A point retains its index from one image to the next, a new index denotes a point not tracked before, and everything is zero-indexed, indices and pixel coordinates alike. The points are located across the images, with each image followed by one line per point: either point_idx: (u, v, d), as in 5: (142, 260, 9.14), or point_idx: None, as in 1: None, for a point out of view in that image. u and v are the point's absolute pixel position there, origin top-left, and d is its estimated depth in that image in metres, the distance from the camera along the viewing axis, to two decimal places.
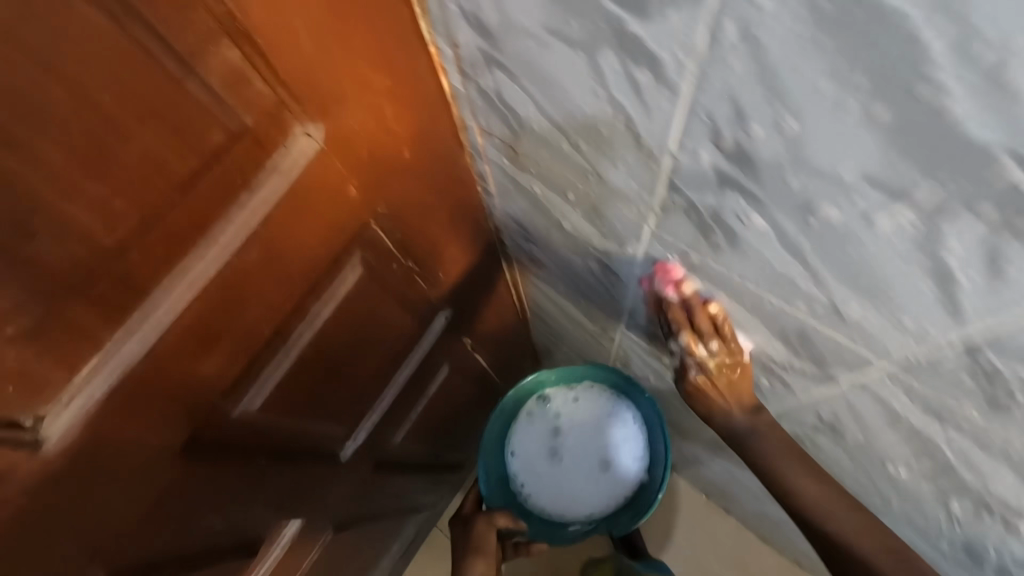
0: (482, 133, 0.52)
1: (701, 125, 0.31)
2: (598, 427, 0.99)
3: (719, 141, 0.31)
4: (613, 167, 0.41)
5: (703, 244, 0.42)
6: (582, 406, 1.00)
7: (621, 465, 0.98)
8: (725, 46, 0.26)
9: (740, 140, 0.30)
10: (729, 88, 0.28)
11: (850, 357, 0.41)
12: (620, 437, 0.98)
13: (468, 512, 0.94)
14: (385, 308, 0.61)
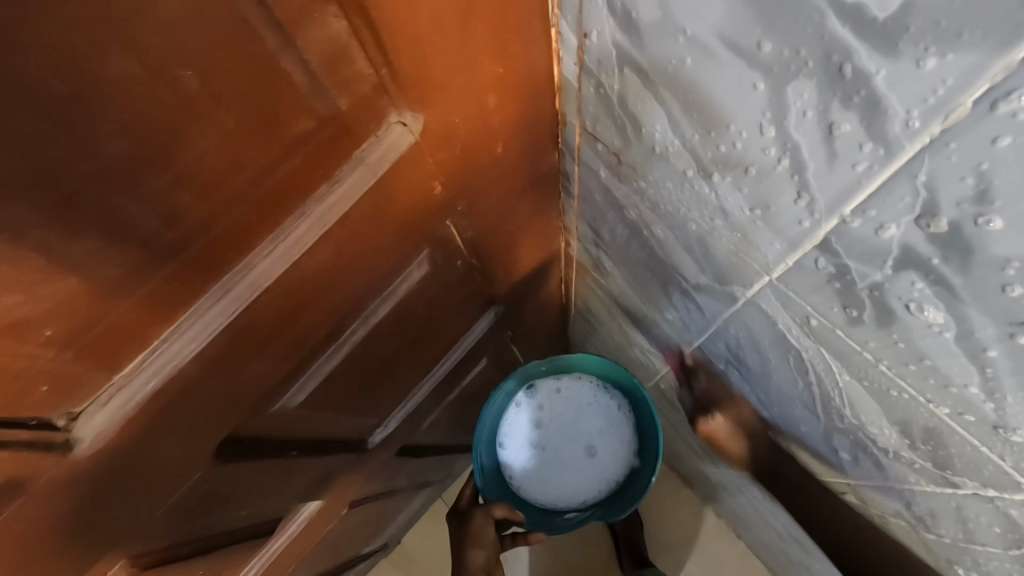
0: (583, 133, 0.45)
1: (910, 194, 0.25)
2: (584, 414, 0.92)
3: (928, 220, 0.25)
4: (748, 206, 0.35)
5: (834, 312, 0.36)
6: (566, 394, 0.93)
7: (611, 450, 0.92)
8: (1003, 117, 0.20)
9: (962, 225, 0.24)
10: (980, 164, 0.22)
11: (993, 470, 0.35)
12: (607, 421, 0.92)
13: (463, 507, 0.92)
14: (440, 304, 0.56)
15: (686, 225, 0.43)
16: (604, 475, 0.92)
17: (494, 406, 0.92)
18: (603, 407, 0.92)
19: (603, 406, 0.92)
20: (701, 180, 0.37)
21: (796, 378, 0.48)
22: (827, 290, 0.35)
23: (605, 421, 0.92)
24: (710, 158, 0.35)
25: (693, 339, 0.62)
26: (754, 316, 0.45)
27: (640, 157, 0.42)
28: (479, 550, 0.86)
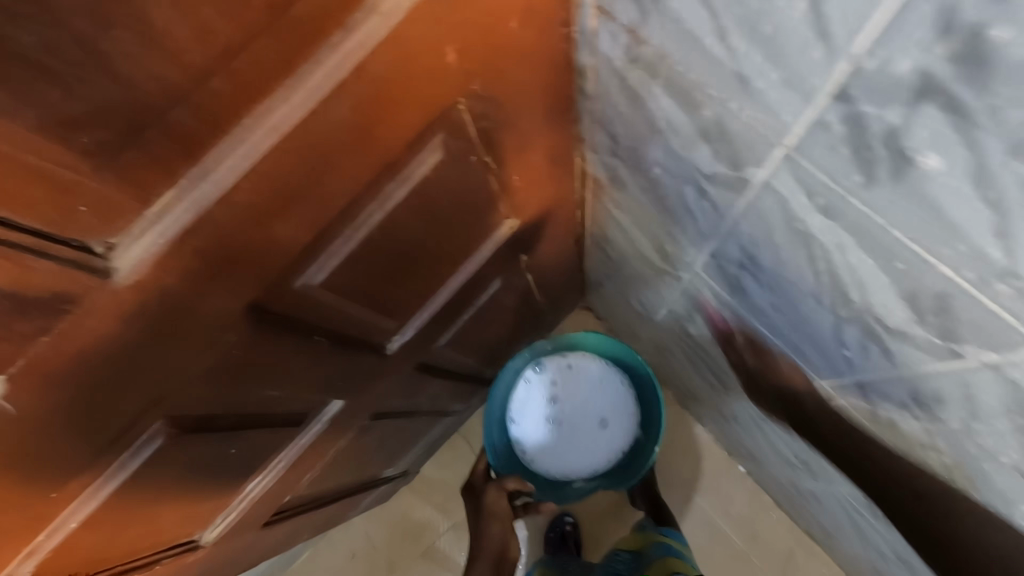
0: (599, 15, 0.44)
1: (927, 9, 0.24)
2: (596, 390, 1.08)
3: (944, 37, 0.24)
4: (763, 70, 0.35)
5: (853, 175, 0.35)
6: (577, 372, 1.09)
7: (619, 419, 1.09)
8: None
9: (978, 32, 0.23)
10: None
11: (995, 331, 0.35)
12: (616, 395, 1.09)
13: (479, 483, 1.12)
14: (459, 205, 0.57)
15: (705, 107, 0.43)
16: (614, 445, 1.10)
17: (505, 382, 1.12)
18: (611, 383, 1.09)
19: (611, 383, 1.09)
20: (719, 47, 0.36)
21: (805, 268, 0.47)
22: (844, 152, 0.34)
23: (615, 393, 1.09)
24: (729, 18, 0.34)
25: (707, 246, 0.61)
26: (767, 200, 0.45)
27: (658, 34, 0.41)
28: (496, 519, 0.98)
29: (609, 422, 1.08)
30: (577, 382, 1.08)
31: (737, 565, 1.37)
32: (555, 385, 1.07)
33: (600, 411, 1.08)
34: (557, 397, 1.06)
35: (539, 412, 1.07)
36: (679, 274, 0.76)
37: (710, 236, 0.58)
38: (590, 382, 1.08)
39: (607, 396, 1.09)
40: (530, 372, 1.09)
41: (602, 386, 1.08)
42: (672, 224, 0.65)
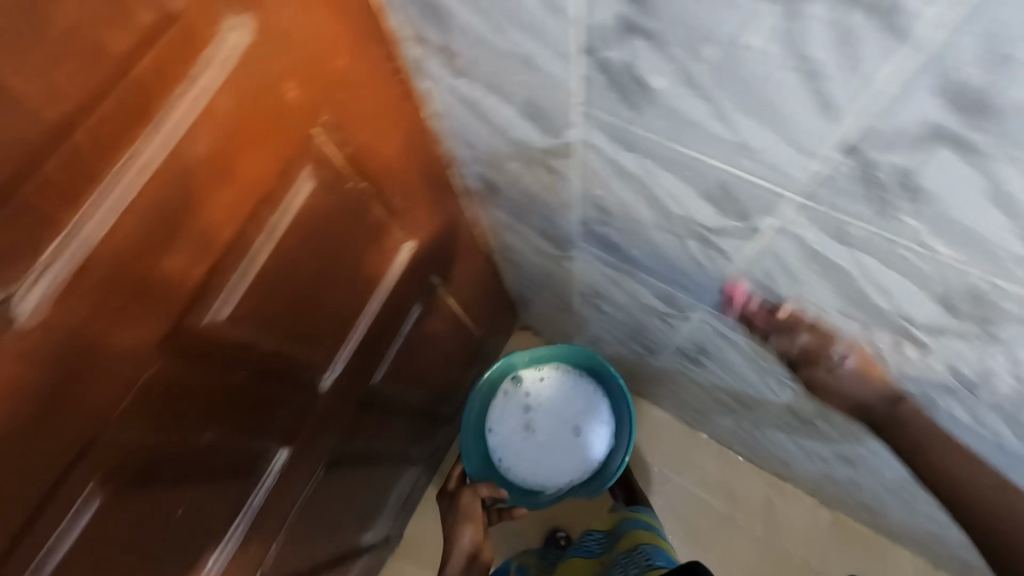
0: (416, 43, 0.53)
1: None
2: (568, 399, 1.17)
3: None
4: (536, 49, 0.44)
5: (625, 109, 0.44)
6: (550, 383, 1.18)
7: (592, 428, 1.15)
8: None
9: None
10: None
11: (765, 199, 0.44)
12: (588, 405, 1.16)
13: (451, 489, 1.09)
14: (349, 230, 0.64)
15: (517, 93, 0.52)
16: (587, 455, 1.15)
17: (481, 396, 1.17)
18: (583, 393, 1.17)
19: (583, 393, 1.17)
20: (501, 43, 0.46)
21: (640, 203, 0.57)
22: (610, 94, 0.44)
23: (587, 403, 1.16)
24: (497, 16, 0.43)
25: (574, 215, 0.70)
26: (591, 154, 0.54)
27: (461, 46, 0.50)
28: (469, 522, 0.98)
29: (581, 429, 1.15)
30: (551, 393, 1.17)
31: (725, 526, 1.42)
32: (530, 396, 1.17)
33: (573, 420, 1.16)
34: (532, 407, 1.16)
35: (516, 420, 1.16)
36: (570, 253, 0.85)
37: (572, 204, 0.68)
38: (563, 393, 1.17)
39: (579, 407, 1.16)
40: (507, 386, 1.18)
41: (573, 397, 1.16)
42: (544, 206, 0.74)
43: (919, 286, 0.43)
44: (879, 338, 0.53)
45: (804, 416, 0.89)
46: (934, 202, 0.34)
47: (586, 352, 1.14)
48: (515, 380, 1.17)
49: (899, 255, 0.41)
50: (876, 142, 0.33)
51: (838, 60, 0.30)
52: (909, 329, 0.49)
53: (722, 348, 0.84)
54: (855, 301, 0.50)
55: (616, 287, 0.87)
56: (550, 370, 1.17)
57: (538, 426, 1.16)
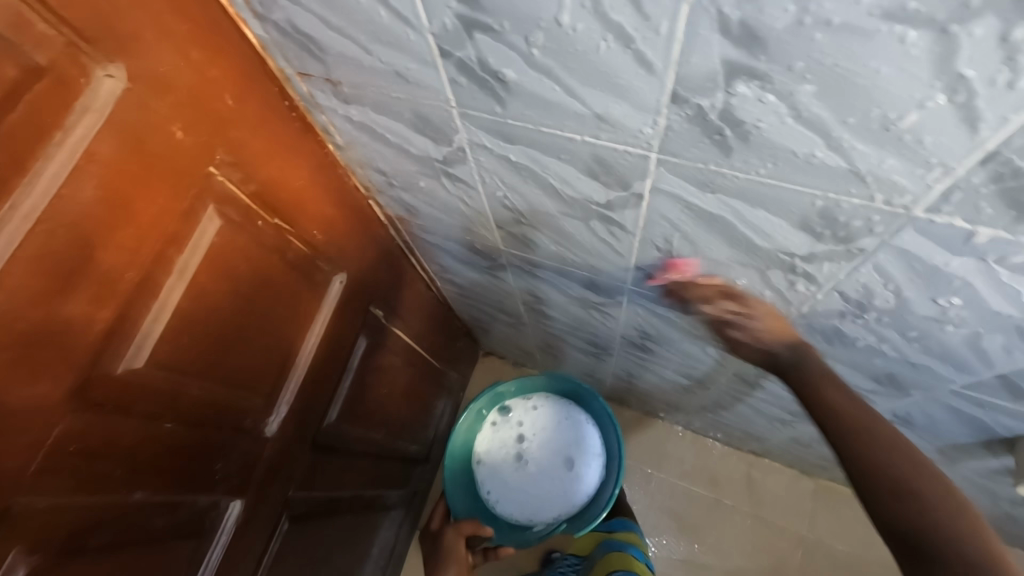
0: (303, 78, 0.57)
1: None
2: (558, 430, 1.13)
3: None
4: (404, 63, 0.48)
5: (493, 104, 0.48)
6: (539, 414, 1.15)
7: (583, 459, 1.10)
8: None
9: None
10: None
11: (634, 164, 0.48)
12: (579, 435, 1.12)
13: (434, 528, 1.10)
14: (271, 267, 0.65)
15: (403, 110, 0.56)
16: (578, 489, 1.09)
17: (467, 429, 1.15)
18: (574, 422, 1.13)
19: (575, 423, 1.13)
20: (374, 64, 0.50)
21: (539, 193, 0.61)
22: (477, 92, 0.47)
23: (578, 432, 1.13)
24: (362, 38, 0.47)
25: (490, 220, 0.74)
26: (482, 156, 0.58)
27: (342, 73, 0.54)
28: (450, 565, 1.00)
29: (572, 460, 1.11)
30: (541, 424, 1.14)
31: (713, 514, 1.43)
32: (521, 426, 1.14)
33: (564, 450, 1.12)
34: (522, 436, 1.14)
35: (506, 449, 1.14)
36: (499, 261, 0.88)
37: (484, 210, 0.71)
38: (552, 423, 1.14)
39: (569, 436, 1.13)
40: (496, 418, 1.16)
41: (563, 426, 1.13)
42: (463, 218, 0.77)
43: (780, 217, 0.47)
44: (773, 278, 0.58)
45: (750, 379, 0.92)
46: (756, 134, 0.39)
47: (577, 383, 1.13)
48: (504, 411, 1.16)
49: (752, 191, 0.45)
50: (693, 88, 0.37)
51: (636, 22, 0.34)
52: (790, 261, 0.53)
53: (658, 327, 0.87)
54: (739, 246, 0.54)
55: (550, 288, 0.90)
56: (542, 402, 1.15)
57: (529, 456, 1.13)
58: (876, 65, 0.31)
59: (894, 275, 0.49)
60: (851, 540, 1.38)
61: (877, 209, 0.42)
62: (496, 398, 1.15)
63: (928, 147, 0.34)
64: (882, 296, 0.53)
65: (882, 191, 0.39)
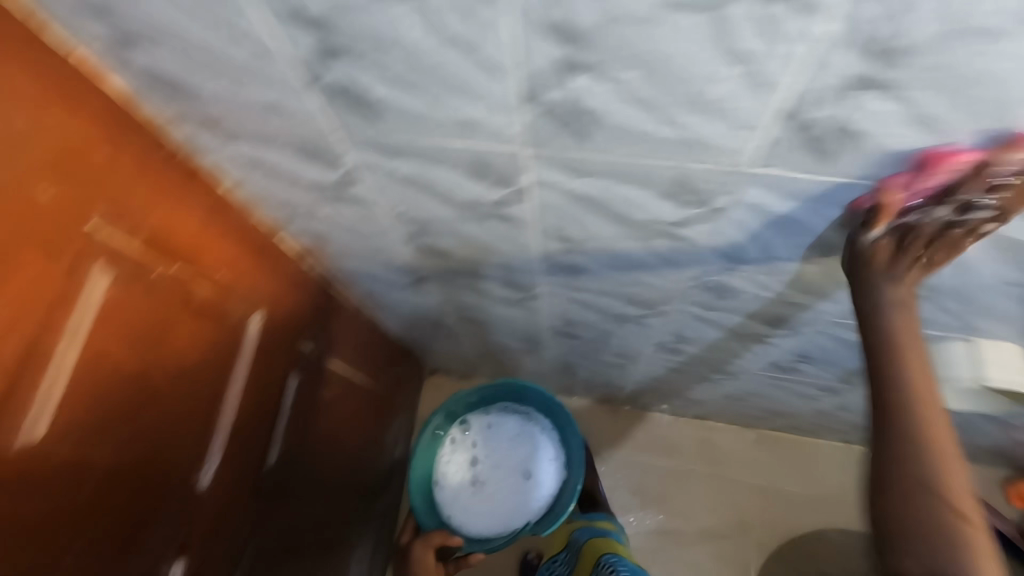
0: (179, 122, 0.57)
1: (279, 11, 0.39)
2: (519, 436, 1.15)
3: (300, 19, 0.40)
4: (275, 94, 0.49)
5: (369, 122, 0.51)
6: (498, 424, 1.16)
7: (544, 461, 1.13)
8: None
9: (303, 8, 0.39)
10: None
11: (511, 160, 0.52)
12: (539, 439, 1.15)
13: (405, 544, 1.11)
14: (177, 317, 0.64)
15: (286, 140, 0.57)
16: (540, 492, 1.11)
17: (427, 445, 1.14)
18: (533, 428, 1.16)
19: (530, 430, 1.16)
20: (247, 100, 0.51)
21: (436, 201, 0.63)
22: (351, 112, 0.50)
23: (539, 435, 1.15)
24: (228, 75, 0.48)
25: (398, 236, 0.75)
26: (372, 174, 0.60)
27: (217, 112, 0.54)
28: None
29: (534, 462, 1.13)
30: (501, 432, 1.16)
31: (671, 483, 1.50)
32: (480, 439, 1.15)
33: (525, 454, 1.14)
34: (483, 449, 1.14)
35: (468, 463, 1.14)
36: (418, 275, 0.90)
37: (390, 227, 0.73)
38: (512, 431, 1.16)
39: (530, 441, 1.15)
40: (456, 433, 1.17)
41: (524, 432, 1.15)
42: (372, 238, 0.78)
43: (646, 189, 0.53)
44: (658, 246, 0.63)
45: (671, 346, 0.99)
46: (603, 119, 0.44)
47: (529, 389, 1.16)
48: (463, 426, 1.16)
49: (615, 170, 0.50)
50: (538, 85, 0.41)
51: (471, 31, 0.38)
52: (667, 229, 0.59)
53: (579, 312, 0.92)
54: (623, 222, 0.60)
55: (471, 293, 0.93)
56: (497, 414, 1.17)
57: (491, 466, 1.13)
58: (675, 49, 0.36)
59: (752, 227, 0.55)
60: (797, 479, 1.49)
61: (718, 170, 0.48)
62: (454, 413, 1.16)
63: (737, 112, 0.40)
64: (751, 247, 0.60)
65: (716, 155, 0.45)
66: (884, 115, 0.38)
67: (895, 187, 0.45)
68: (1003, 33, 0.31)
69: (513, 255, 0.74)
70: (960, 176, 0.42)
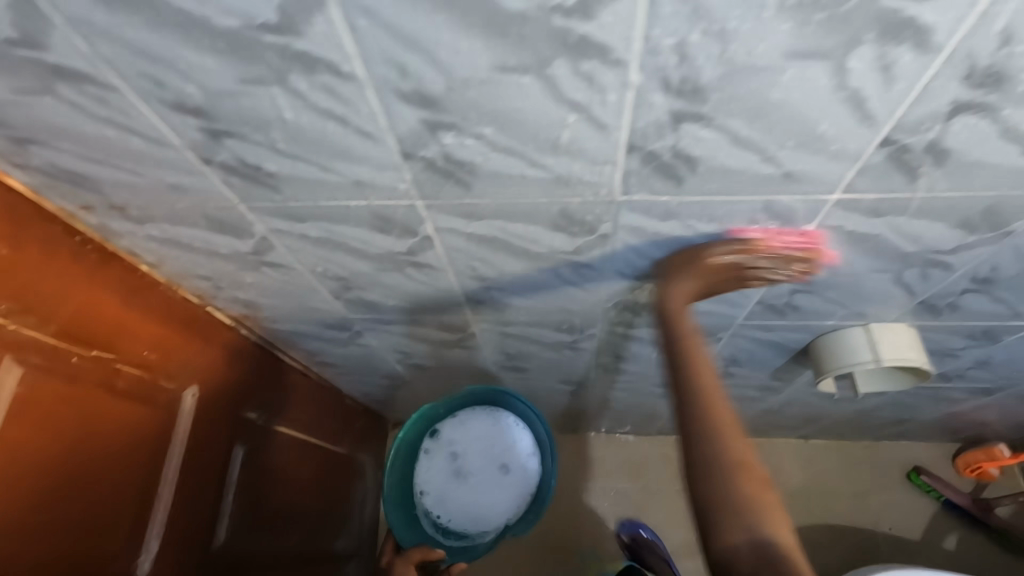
0: (87, 211, 0.59)
1: (162, 104, 0.43)
2: (494, 433, 0.97)
3: (182, 108, 0.43)
4: (175, 176, 0.52)
5: (270, 192, 0.54)
6: (468, 423, 0.98)
7: (522, 457, 0.96)
8: (104, 50, 0.38)
9: (183, 99, 0.42)
10: (141, 70, 0.39)
11: (409, 213, 0.56)
12: (514, 432, 0.98)
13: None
14: (100, 401, 0.63)
15: (196, 217, 0.59)
16: (523, 489, 0.95)
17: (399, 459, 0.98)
18: (505, 423, 0.97)
19: (503, 423, 0.98)
20: (149, 184, 0.53)
21: (353, 258, 0.66)
22: (250, 185, 0.53)
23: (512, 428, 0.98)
24: (126, 163, 0.51)
25: (325, 294, 0.77)
26: (285, 239, 0.63)
27: (123, 198, 0.56)
28: None
29: (512, 462, 0.96)
30: (472, 432, 0.97)
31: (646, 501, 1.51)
32: (454, 443, 0.97)
33: (501, 454, 0.96)
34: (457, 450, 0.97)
35: (445, 469, 0.97)
36: (355, 329, 0.91)
37: (316, 286, 0.75)
38: (485, 429, 0.97)
39: (506, 437, 0.96)
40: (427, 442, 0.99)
41: (498, 429, 0.97)
42: (302, 299, 0.80)
43: (539, 225, 0.57)
44: (567, 274, 0.68)
45: (613, 366, 1.03)
46: (479, 169, 0.48)
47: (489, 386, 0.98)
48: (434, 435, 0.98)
49: (505, 211, 0.55)
50: (413, 145, 0.46)
51: (341, 106, 0.42)
52: (569, 257, 0.63)
53: (518, 345, 0.95)
54: (528, 256, 0.64)
55: (411, 340, 0.95)
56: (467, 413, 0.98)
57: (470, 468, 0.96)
58: (519, 103, 0.41)
59: (642, 247, 0.60)
60: None
61: (594, 201, 0.52)
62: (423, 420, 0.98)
63: (591, 151, 0.45)
64: (648, 265, 0.64)
65: (586, 188, 0.50)
66: (711, 141, 0.44)
67: (773, 239, 0.57)
68: (774, 69, 0.37)
69: (439, 298, 0.77)
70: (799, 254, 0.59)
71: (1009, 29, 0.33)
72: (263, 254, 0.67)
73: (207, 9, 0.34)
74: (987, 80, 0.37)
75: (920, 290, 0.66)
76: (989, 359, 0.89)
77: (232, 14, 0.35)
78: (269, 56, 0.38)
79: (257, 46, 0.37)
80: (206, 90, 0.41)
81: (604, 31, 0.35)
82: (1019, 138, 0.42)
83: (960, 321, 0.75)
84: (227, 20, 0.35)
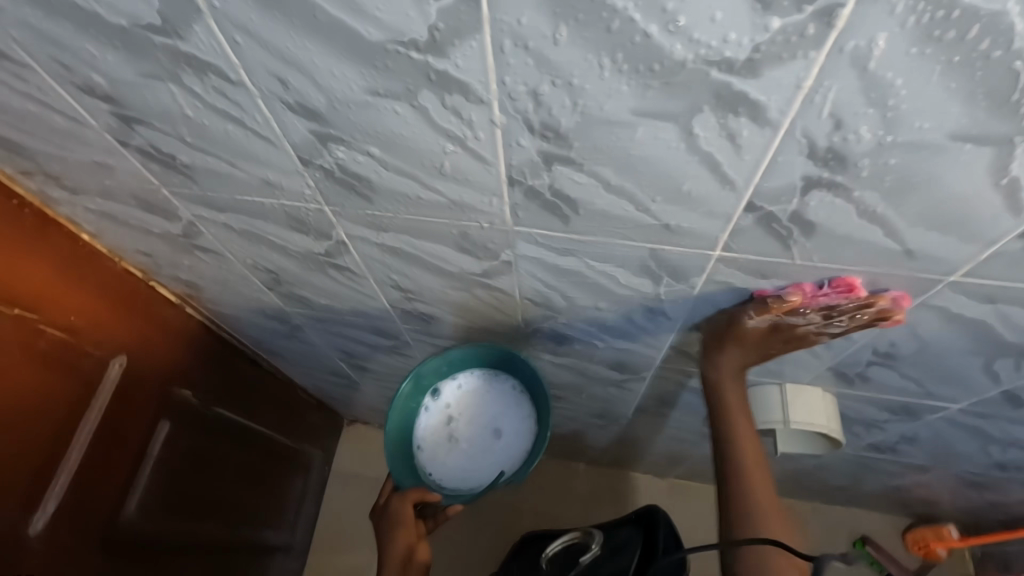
0: (26, 176, 0.62)
1: (74, 87, 0.45)
2: (489, 399, 0.81)
3: (93, 92, 0.46)
4: (99, 155, 0.55)
5: (188, 180, 0.56)
6: (466, 387, 0.81)
7: (517, 425, 0.80)
8: (13, 33, 0.41)
9: (92, 84, 0.45)
10: (49, 54, 0.42)
11: (321, 218, 0.58)
12: (510, 400, 0.81)
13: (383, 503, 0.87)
14: (12, 360, 0.65)
15: (125, 195, 0.62)
16: (519, 451, 0.79)
17: (392, 416, 0.78)
18: (501, 389, 0.82)
19: (500, 392, 0.82)
20: (76, 159, 0.56)
21: (276, 254, 0.68)
22: (168, 172, 0.55)
23: (508, 398, 0.81)
24: (54, 138, 0.54)
25: (259, 285, 0.80)
26: (211, 226, 0.65)
27: (56, 170, 0.60)
28: (398, 528, 0.83)
29: (504, 430, 0.80)
30: (471, 396, 0.81)
31: None
32: (451, 405, 0.81)
33: (495, 422, 0.80)
34: (453, 412, 0.80)
35: (437, 433, 0.80)
36: (292, 323, 0.93)
37: (248, 276, 0.77)
38: (483, 395, 0.81)
39: (500, 405, 0.80)
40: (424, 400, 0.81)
41: (493, 396, 0.81)
42: (238, 287, 0.82)
43: (445, 245, 0.59)
44: (482, 296, 0.69)
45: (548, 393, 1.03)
46: (374, 183, 0.50)
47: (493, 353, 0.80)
48: (433, 394, 0.81)
49: (409, 228, 0.57)
50: (309, 153, 0.48)
51: (235, 109, 0.44)
52: (480, 279, 0.65)
53: None
54: (441, 274, 0.65)
55: (349, 341, 0.97)
56: (468, 374, 0.81)
57: (465, 435, 0.80)
58: (398, 127, 0.43)
59: (547, 279, 0.62)
60: None
61: (491, 230, 0.54)
62: (422, 383, 0.80)
63: (476, 181, 0.47)
64: (557, 297, 0.66)
65: (479, 216, 0.52)
66: (586, 186, 0.45)
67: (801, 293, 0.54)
68: (626, 124, 0.38)
69: (366, 304, 0.78)
70: (850, 303, 0.53)
71: (837, 114, 0.34)
72: (194, 238, 0.69)
73: (94, 7, 0.37)
74: (830, 160, 0.38)
75: (826, 355, 0.66)
76: (916, 436, 0.88)
77: (117, 14, 0.37)
78: (160, 56, 0.40)
79: (147, 46, 0.39)
80: (109, 79, 0.44)
81: (460, 71, 0.37)
82: (878, 220, 0.43)
83: (875, 393, 0.75)
84: (114, 19, 0.38)
